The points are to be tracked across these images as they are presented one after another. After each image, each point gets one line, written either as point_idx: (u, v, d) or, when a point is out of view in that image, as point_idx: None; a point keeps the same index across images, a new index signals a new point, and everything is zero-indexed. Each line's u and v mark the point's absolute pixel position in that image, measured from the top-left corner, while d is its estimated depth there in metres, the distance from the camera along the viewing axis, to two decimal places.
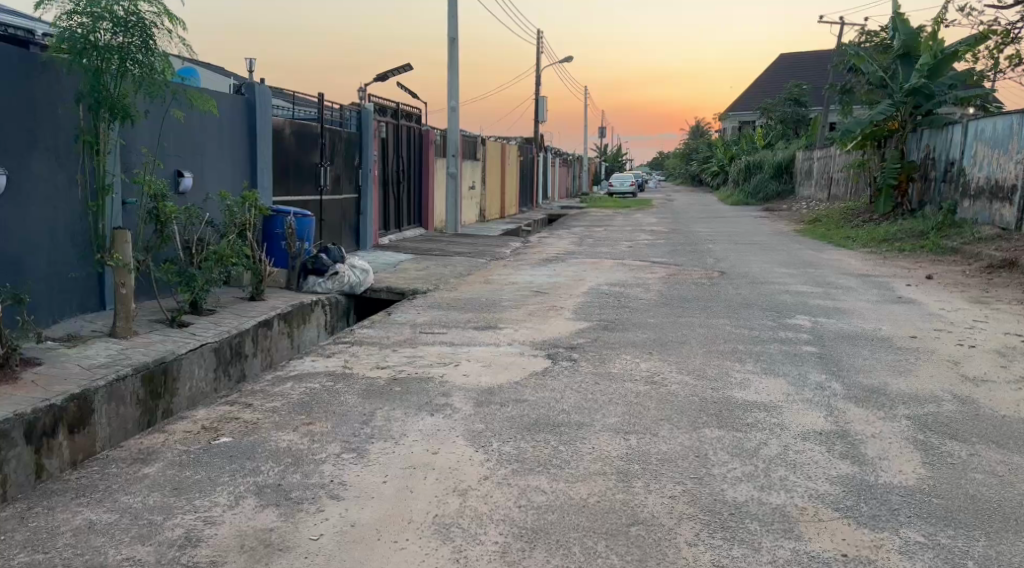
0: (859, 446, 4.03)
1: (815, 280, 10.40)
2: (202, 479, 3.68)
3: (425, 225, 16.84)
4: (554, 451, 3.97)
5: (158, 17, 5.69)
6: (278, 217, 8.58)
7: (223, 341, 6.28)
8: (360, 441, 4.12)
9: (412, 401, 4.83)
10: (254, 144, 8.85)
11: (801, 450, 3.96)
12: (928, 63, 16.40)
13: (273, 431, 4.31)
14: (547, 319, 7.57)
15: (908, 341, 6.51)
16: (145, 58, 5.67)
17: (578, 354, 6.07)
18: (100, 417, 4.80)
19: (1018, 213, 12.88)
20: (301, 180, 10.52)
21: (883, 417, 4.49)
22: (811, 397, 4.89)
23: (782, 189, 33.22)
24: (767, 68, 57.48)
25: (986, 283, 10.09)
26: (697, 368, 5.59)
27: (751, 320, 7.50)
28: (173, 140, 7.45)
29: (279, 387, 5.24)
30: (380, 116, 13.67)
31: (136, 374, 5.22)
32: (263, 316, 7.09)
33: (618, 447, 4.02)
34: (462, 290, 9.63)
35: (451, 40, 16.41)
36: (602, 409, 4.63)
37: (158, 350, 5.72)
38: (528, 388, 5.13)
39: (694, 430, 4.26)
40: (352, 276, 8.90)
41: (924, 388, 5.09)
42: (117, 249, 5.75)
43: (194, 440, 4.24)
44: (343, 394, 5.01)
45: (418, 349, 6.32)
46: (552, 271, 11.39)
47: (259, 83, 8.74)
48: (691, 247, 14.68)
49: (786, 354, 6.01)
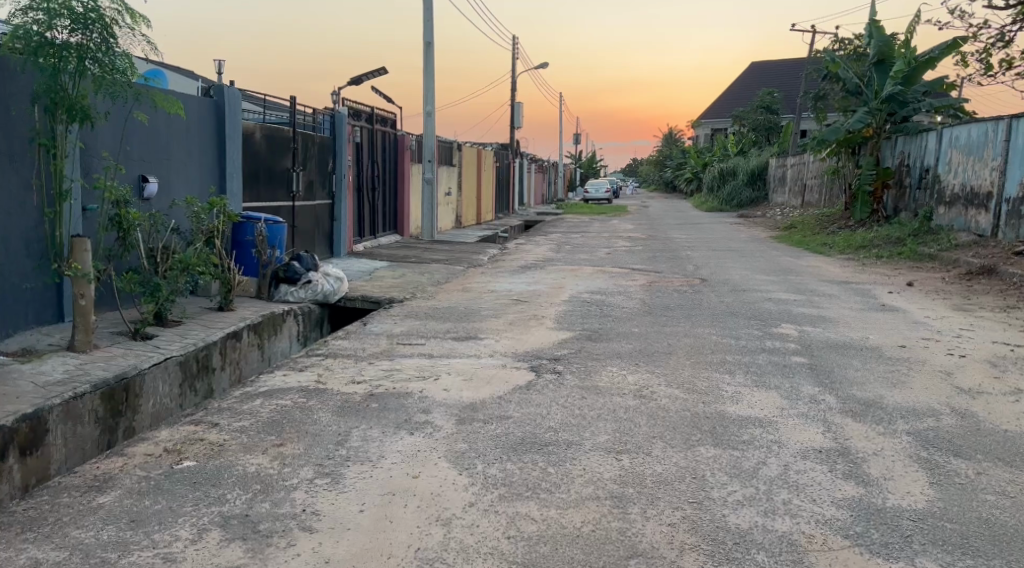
0: (862, 465, 3.84)
1: (797, 287, 10.28)
2: (163, 509, 3.39)
3: (401, 232, 16.56)
4: (544, 474, 3.73)
5: (120, 14, 5.40)
6: (247, 224, 8.24)
7: (189, 354, 5.98)
8: (335, 464, 3.86)
9: (390, 418, 4.57)
10: (223, 148, 8.54)
11: (802, 470, 3.76)
12: (902, 70, 16.40)
13: (240, 454, 4.03)
14: (528, 329, 7.33)
15: (898, 352, 6.36)
16: (106, 56, 5.38)
17: (562, 366, 5.85)
18: (55, 438, 4.49)
19: (993, 220, 12.88)
20: (272, 186, 10.20)
21: (883, 432, 4.31)
22: (806, 412, 4.70)
23: (756, 196, 33.38)
24: (740, 76, 57.93)
25: (967, 290, 10.03)
26: (687, 381, 5.39)
27: (737, 329, 7.32)
28: (137, 143, 7.13)
29: (247, 404, 4.95)
30: (354, 120, 13.38)
31: (95, 391, 4.91)
32: (232, 327, 6.78)
33: (611, 468, 3.79)
34: (439, 299, 9.36)
35: (427, 44, 16.17)
36: (591, 426, 4.41)
37: (118, 364, 5.40)
38: (513, 404, 4.88)
39: (689, 449, 4.05)
40: (326, 285, 8.60)
41: (920, 400, 4.93)
42: (76, 258, 5.45)
43: (156, 465, 3.95)
44: (317, 412, 4.73)
45: (395, 362, 6.05)
46: (531, 278, 11.18)
47: (228, 85, 8.44)
48: (669, 254, 14.55)
49: (776, 365, 5.84)
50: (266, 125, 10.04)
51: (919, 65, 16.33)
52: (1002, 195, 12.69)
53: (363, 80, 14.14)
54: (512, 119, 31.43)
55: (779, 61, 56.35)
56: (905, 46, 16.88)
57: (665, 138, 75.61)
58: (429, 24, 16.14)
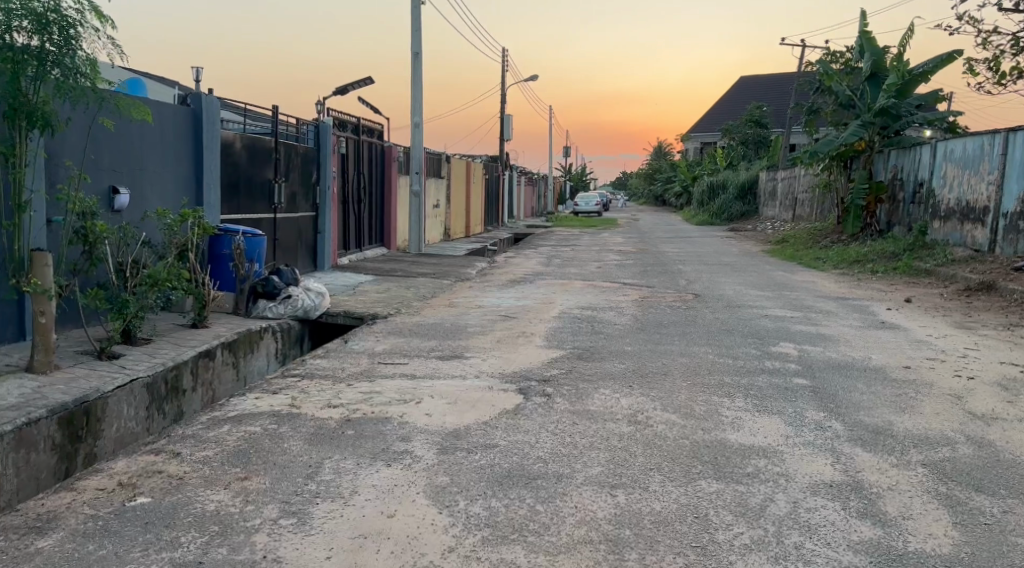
0: (877, 502, 3.53)
1: (792, 303, 9.99)
2: (107, 555, 3.06)
3: (387, 245, 16.23)
4: (532, 513, 3.40)
5: (83, 14, 5.09)
6: (224, 237, 7.93)
7: (157, 375, 5.63)
8: (302, 502, 3.52)
9: (367, 447, 4.24)
10: (201, 158, 8.22)
11: (813, 508, 3.46)
12: (895, 83, 16.16)
13: (199, 490, 3.68)
14: (516, 347, 7.01)
15: (903, 373, 6.07)
16: (66, 59, 5.05)
17: (552, 389, 5.51)
18: (5, 468, 4.16)
19: (991, 235, 12.66)
20: (252, 197, 9.87)
21: (897, 464, 4.01)
22: (813, 440, 4.38)
23: (747, 209, 33.17)
24: (729, 90, 57.94)
25: (968, 307, 9.78)
26: (684, 405, 5.07)
27: (734, 347, 7.03)
28: (105, 153, 6.81)
29: (214, 431, 4.61)
30: (339, 131, 13.07)
31: (52, 416, 4.58)
32: (204, 345, 6.43)
33: (605, 506, 3.47)
34: (425, 315, 9.02)
35: (415, 55, 15.92)
36: (584, 457, 4.08)
37: (79, 387, 5.04)
38: (499, 430, 4.55)
39: (690, 483, 3.73)
40: (307, 300, 8.26)
41: (932, 428, 4.63)
42: (36, 273, 5.11)
43: (108, 501, 3.60)
44: (288, 440, 4.39)
45: (375, 384, 5.71)
46: (520, 293, 10.86)
47: (205, 93, 8.12)
48: (661, 268, 14.27)
49: (777, 388, 5.53)
50: (246, 135, 9.71)
51: (914, 77, 16.13)
52: (999, 210, 12.49)
53: (349, 90, 13.84)
54: (501, 131, 31.19)
55: (767, 75, 56.36)
56: (898, 59, 16.68)
57: (656, 152, 75.55)
58: (417, 35, 15.89)
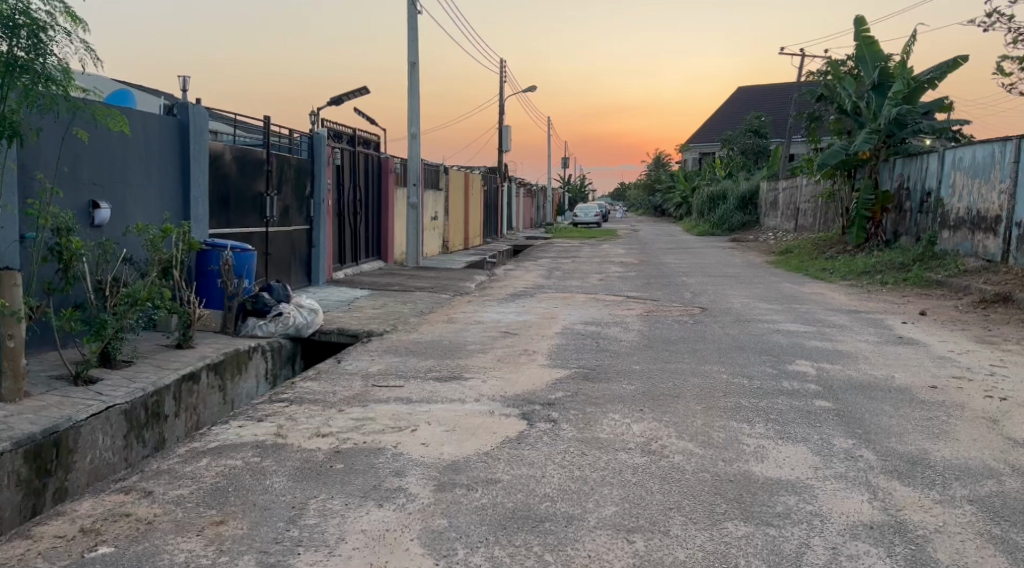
0: (925, 547, 3.17)
1: (805, 317, 9.61)
2: None
3: (383, 258, 15.86)
4: (540, 564, 3.03)
5: (54, 18, 4.72)
6: (212, 252, 7.55)
7: (136, 402, 5.25)
8: (282, 551, 3.16)
9: (357, 485, 3.86)
10: (188, 172, 7.87)
11: (854, 556, 3.10)
12: (901, 91, 15.70)
13: (169, 536, 3.31)
14: (518, 366, 6.64)
15: (931, 394, 5.69)
16: (36, 65, 4.65)
17: (557, 414, 5.13)
18: None
19: (1004, 244, 12.28)
20: (242, 211, 9.48)
21: (941, 501, 3.63)
22: (844, 472, 4.01)
23: (748, 219, 32.73)
24: (727, 101, 57.81)
25: (985, 320, 9.43)
26: (700, 432, 4.70)
27: (748, 366, 6.65)
28: (83, 166, 6.46)
29: (191, 466, 4.23)
30: (333, 142, 12.73)
31: (17, 450, 4.18)
32: (189, 368, 6.06)
33: (622, 554, 3.11)
34: (422, 332, 8.64)
35: (412, 64, 15.60)
36: (595, 494, 3.71)
37: (50, 416, 4.65)
38: (501, 463, 4.18)
39: (714, 526, 3.35)
40: (298, 317, 7.87)
41: (971, 457, 4.26)
42: (3, 293, 4.77)
43: (67, 551, 3.24)
44: (271, 476, 4.02)
45: (368, 410, 5.32)
46: (521, 308, 10.48)
47: (194, 103, 7.79)
48: (664, 281, 13.89)
49: (800, 412, 5.15)
50: (235, 147, 9.33)
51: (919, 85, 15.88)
52: (1011, 219, 12.15)
53: (343, 100, 13.50)
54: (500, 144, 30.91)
55: (765, 86, 56.32)
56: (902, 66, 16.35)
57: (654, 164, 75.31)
58: (414, 45, 15.58)
